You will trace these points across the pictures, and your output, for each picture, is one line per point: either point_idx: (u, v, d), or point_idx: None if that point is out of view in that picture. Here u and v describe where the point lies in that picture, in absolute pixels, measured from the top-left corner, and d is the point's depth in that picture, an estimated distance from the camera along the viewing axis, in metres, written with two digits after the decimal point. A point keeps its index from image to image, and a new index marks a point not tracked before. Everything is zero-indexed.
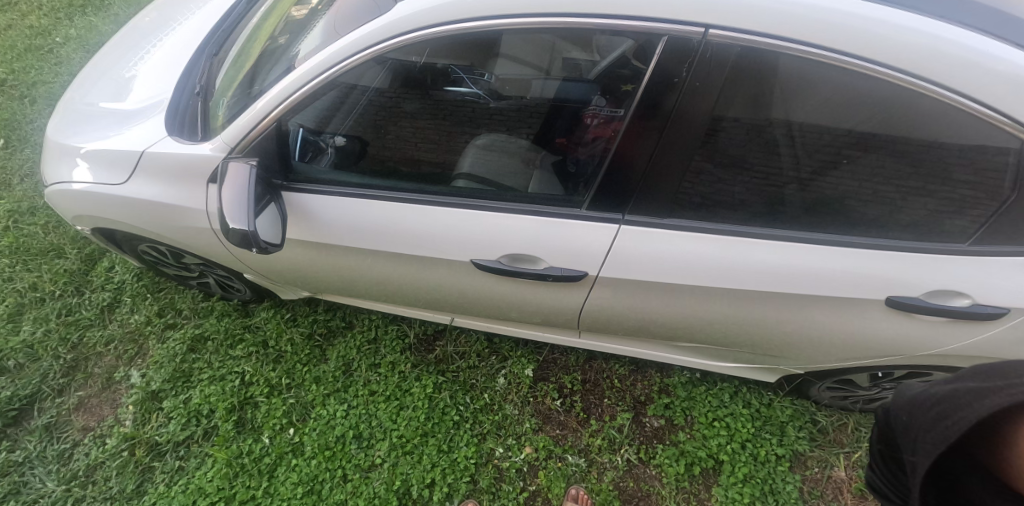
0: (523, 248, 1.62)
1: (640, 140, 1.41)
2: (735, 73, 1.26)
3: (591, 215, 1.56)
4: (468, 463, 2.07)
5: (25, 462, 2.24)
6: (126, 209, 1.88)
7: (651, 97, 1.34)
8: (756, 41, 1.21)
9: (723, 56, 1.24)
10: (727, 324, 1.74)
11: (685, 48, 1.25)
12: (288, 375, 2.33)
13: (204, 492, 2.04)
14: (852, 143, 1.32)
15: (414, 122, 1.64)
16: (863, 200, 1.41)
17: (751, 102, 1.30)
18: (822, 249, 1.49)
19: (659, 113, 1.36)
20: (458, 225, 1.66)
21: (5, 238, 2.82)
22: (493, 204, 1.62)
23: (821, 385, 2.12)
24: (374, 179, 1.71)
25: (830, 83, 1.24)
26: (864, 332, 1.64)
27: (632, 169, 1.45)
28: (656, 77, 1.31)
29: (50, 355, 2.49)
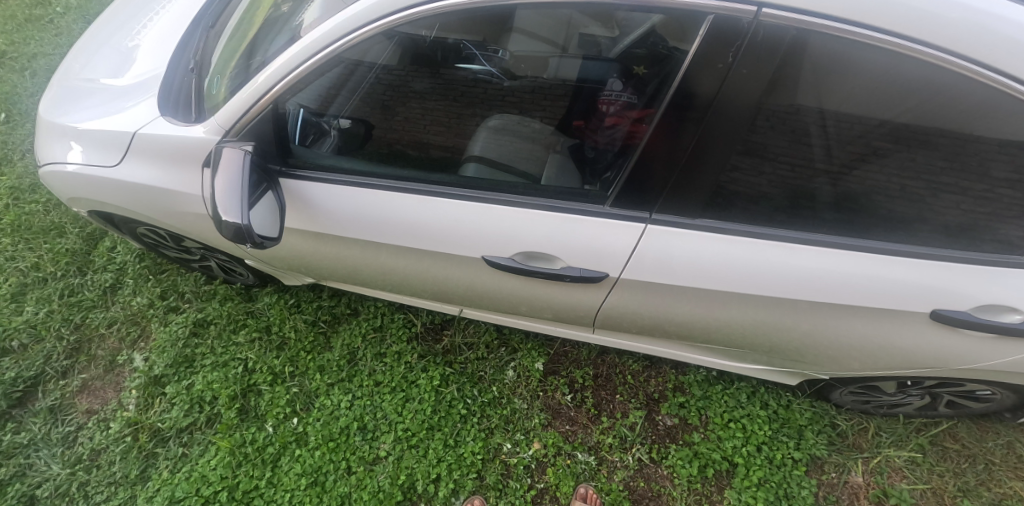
0: (538, 245, 1.52)
1: (668, 133, 1.28)
2: (789, 58, 1.12)
3: (613, 213, 1.45)
4: (475, 459, 2.02)
5: (30, 444, 2.23)
6: (121, 193, 1.80)
7: (688, 85, 1.20)
8: (809, 23, 1.07)
9: (776, 38, 1.10)
10: (751, 329, 1.64)
11: (734, 29, 1.11)
12: (292, 363, 2.28)
13: (207, 481, 2.01)
14: (905, 138, 1.20)
15: (423, 103, 1.52)
16: (891, 196, 1.29)
17: (796, 91, 1.17)
18: (855, 253, 1.38)
19: (694, 103, 1.22)
20: (469, 219, 1.56)
21: (7, 216, 2.78)
22: (505, 198, 1.52)
23: (844, 389, 2.04)
24: (376, 167, 1.61)
25: (891, 72, 1.10)
26: (891, 340, 1.53)
27: (660, 164, 1.33)
28: (695, 62, 1.17)
29: (53, 335, 2.47)
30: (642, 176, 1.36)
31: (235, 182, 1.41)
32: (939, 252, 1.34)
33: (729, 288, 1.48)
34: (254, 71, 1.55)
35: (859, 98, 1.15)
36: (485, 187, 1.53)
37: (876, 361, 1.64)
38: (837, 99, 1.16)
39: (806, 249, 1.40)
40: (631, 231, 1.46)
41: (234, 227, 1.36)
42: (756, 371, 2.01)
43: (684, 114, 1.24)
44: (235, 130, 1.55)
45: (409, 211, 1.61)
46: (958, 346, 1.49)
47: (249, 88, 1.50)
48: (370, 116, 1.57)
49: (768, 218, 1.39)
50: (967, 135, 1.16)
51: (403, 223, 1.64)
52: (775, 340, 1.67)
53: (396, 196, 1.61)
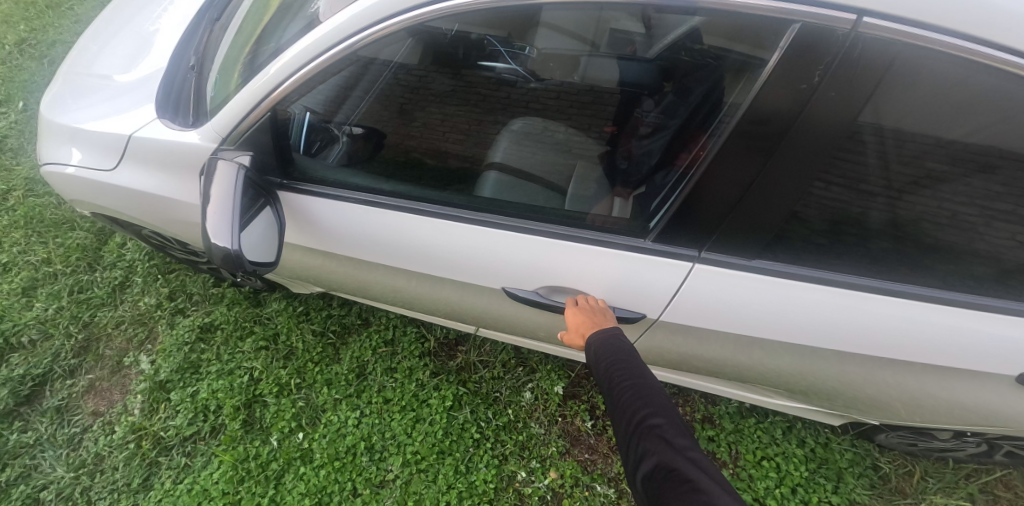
0: (565, 278, 1.38)
1: (731, 161, 1.09)
2: (889, 76, 0.93)
3: (653, 249, 1.29)
4: (487, 487, 1.89)
5: (36, 444, 2.20)
6: (123, 197, 1.72)
7: (764, 106, 1.01)
8: (904, 32, 0.89)
9: (878, 53, 0.91)
10: (799, 372, 1.48)
11: (824, 42, 0.93)
12: (299, 374, 2.19)
13: (210, 495, 1.94)
14: (992, 166, 1.03)
15: (443, 108, 1.40)
16: (939, 224, 1.13)
17: (884, 114, 0.98)
18: (915, 302, 1.23)
19: (768, 127, 1.03)
20: (490, 246, 1.42)
21: (21, 208, 2.82)
22: (530, 227, 1.37)
23: (891, 432, 1.88)
24: (388, 182, 1.49)
25: (993, 95, 0.94)
26: (944, 387, 1.38)
27: (718, 197, 1.15)
28: (773, 78, 0.98)
29: (62, 333, 2.44)
30: (698, 207, 1.17)
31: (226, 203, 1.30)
32: (993, 291, 1.20)
33: (768, 332, 1.34)
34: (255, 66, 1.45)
35: (937, 119, 0.98)
36: (510, 213, 1.38)
37: (919, 409, 1.50)
38: (926, 120, 0.98)
39: (862, 294, 1.24)
40: (676, 275, 1.30)
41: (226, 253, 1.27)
42: (792, 408, 1.85)
43: (755, 140, 1.05)
44: (233, 138, 1.43)
45: (425, 235, 1.47)
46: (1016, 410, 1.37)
47: (247, 90, 1.37)
48: (384, 124, 1.46)
49: (815, 255, 1.23)
50: None
51: (419, 248, 1.51)
52: (813, 382, 1.52)
53: (416, 218, 1.46)
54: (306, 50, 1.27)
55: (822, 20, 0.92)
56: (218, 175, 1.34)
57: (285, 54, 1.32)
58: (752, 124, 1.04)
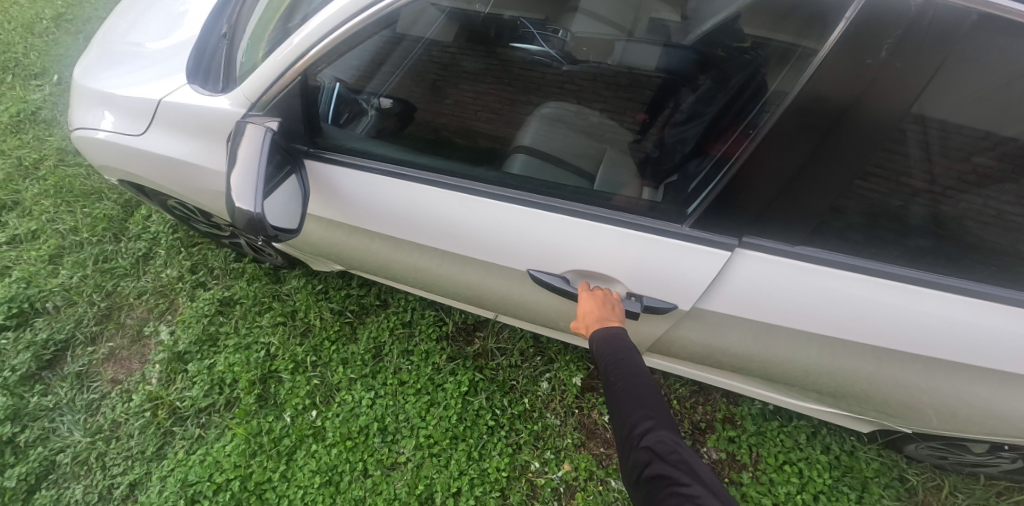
0: (594, 260, 1.34)
1: (782, 142, 1.02)
2: (957, 53, 0.88)
3: (688, 237, 1.24)
4: (500, 475, 1.86)
5: (56, 408, 2.26)
6: (152, 164, 1.73)
7: (826, 82, 0.94)
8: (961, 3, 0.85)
9: (953, 24, 0.85)
10: (830, 371, 1.42)
11: (896, 13, 0.87)
12: (315, 352, 2.18)
13: (221, 467, 1.95)
14: None
15: (475, 87, 1.45)
16: (982, 222, 1.07)
17: (950, 100, 0.93)
18: (946, 293, 1.17)
19: (830, 106, 0.96)
20: (516, 226, 1.38)
21: (52, 177, 2.89)
22: (551, 206, 1.33)
23: (921, 443, 1.80)
24: (419, 152, 1.46)
25: None
26: (976, 392, 1.33)
27: (762, 181, 1.08)
28: (834, 52, 0.92)
29: (85, 300, 2.49)
30: (745, 192, 1.11)
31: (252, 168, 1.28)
32: None
33: (790, 320, 1.28)
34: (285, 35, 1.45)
35: (983, 105, 0.93)
36: (536, 191, 1.35)
37: (946, 415, 1.45)
38: (987, 110, 0.94)
39: (910, 287, 1.17)
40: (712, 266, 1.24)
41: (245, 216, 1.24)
42: (819, 412, 1.77)
43: (814, 120, 0.98)
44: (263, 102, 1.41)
45: (441, 208, 1.45)
46: None
47: (270, 61, 1.38)
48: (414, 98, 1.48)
49: (848, 244, 1.16)
50: None
51: (434, 222, 1.48)
52: (842, 382, 1.45)
53: (432, 190, 1.44)
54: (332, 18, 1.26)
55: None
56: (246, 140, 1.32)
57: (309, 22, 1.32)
58: (811, 102, 0.97)
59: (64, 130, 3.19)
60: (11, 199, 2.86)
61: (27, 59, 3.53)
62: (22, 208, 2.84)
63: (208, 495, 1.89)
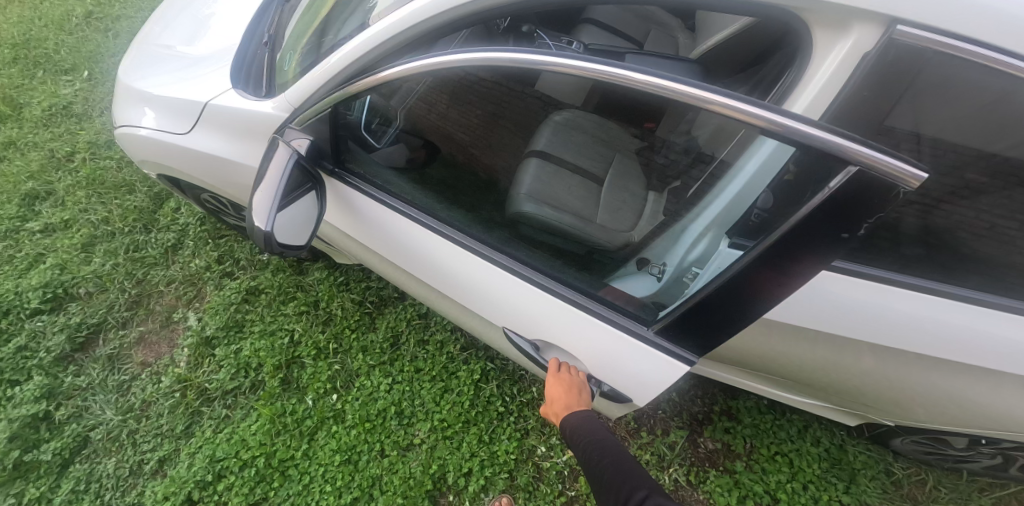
0: (568, 337, 1.50)
1: (754, 284, 1.09)
2: (918, 83, 0.95)
3: (653, 343, 1.36)
4: (508, 458, 1.99)
5: (90, 387, 2.40)
6: (194, 162, 1.88)
7: (796, 240, 0.99)
8: (967, 52, 0.89)
9: (912, 61, 0.92)
10: (818, 365, 1.49)
11: (874, 196, 0.85)
12: (336, 339, 2.32)
13: (247, 445, 2.09)
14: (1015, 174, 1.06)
15: (483, 110, 1.50)
16: (976, 235, 1.15)
17: (917, 123, 1.03)
18: (943, 299, 1.21)
19: (796, 260, 1.02)
20: (507, 289, 1.58)
21: (85, 169, 3.05)
22: (545, 281, 1.51)
23: (907, 438, 1.90)
24: (438, 209, 1.67)
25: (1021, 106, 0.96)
26: (957, 388, 1.38)
27: (734, 311, 1.16)
28: (809, 215, 0.95)
29: (117, 287, 2.63)
30: (723, 308, 1.17)
31: (273, 185, 1.51)
32: (1013, 293, 1.19)
33: (788, 315, 1.34)
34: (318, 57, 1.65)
35: (968, 128, 1.02)
36: (536, 260, 1.54)
37: (929, 407, 1.52)
38: (954, 131, 1.03)
39: (887, 286, 1.23)
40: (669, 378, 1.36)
41: (259, 232, 1.50)
42: (811, 406, 1.88)
43: (780, 267, 1.04)
44: (298, 120, 1.61)
45: (452, 262, 1.68)
46: None
47: (306, 81, 1.59)
48: (426, 117, 1.58)
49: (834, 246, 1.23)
50: None
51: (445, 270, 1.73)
52: (837, 379, 1.53)
53: (447, 247, 1.67)
54: (366, 43, 1.44)
55: (887, 176, 0.82)
56: (275, 157, 1.54)
57: (344, 46, 1.52)
58: (780, 253, 1.02)
59: (94, 124, 3.33)
60: (45, 189, 3.01)
61: (59, 55, 3.68)
62: (55, 198, 3.00)
63: (235, 470, 2.05)
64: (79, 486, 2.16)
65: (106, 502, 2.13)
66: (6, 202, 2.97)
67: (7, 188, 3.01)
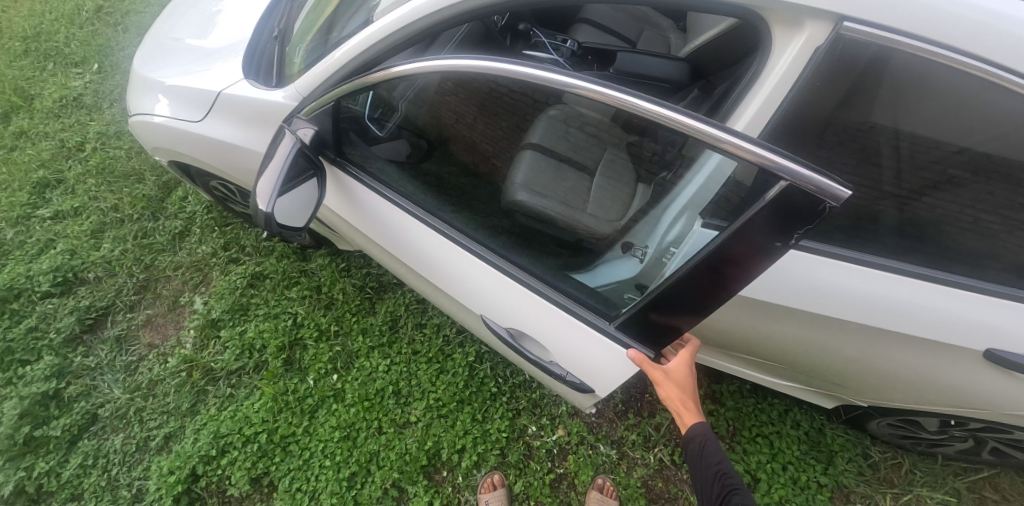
0: (542, 327, 1.62)
1: (699, 283, 1.19)
2: (863, 75, 1.06)
3: (613, 335, 1.48)
4: (500, 436, 2.10)
5: (97, 367, 2.49)
6: (206, 148, 1.98)
7: (732, 244, 1.09)
8: (913, 47, 0.99)
9: (857, 54, 1.02)
10: (792, 345, 1.57)
11: (800, 208, 0.95)
12: (337, 322, 2.42)
13: (250, 421, 2.20)
14: (966, 164, 1.15)
15: (482, 107, 1.58)
16: (961, 227, 1.22)
17: (866, 113, 1.13)
18: (898, 277, 1.30)
19: (733, 265, 1.11)
20: (489, 282, 1.70)
21: (95, 158, 3.15)
22: (525, 278, 1.63)
23: (881, 420, 1.98)
24: (428, 209, 1.79)
25: (964, 98, 1.06)
26: (925, 367, 1.45)
27: (684, 307, 1.26)
28: (747, 221, 1.05)
29: (125, 272, 2.73)
30: (672, 307, 1.27)
31: (275, 171, 1.61)
32: (969, 272, 1.27)
33: (761, 296, 1.42)
34: (325, 52, 1.73)
35: (918, 118, 1.11)
36: (519, 257, 1.66)
37: (902, 387, 1.58)
38: (907, 120, 1.12)
39: (848, 265, 1.31)
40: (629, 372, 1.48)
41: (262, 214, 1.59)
42: (790, 388, 1.97)
43: (719, 271, 1.14)
44: (302, 114, 1.69)
45: (441, 257, 1.81)
46: (1006, 391, 1.41)
47: (310, 74, 1.69)
48: (427, 109, 1.67)
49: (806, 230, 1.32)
50: None
51: (434, 264, 1.86)
52: (814, 359, 1.61)
53: (437, 243, 1.79)
54: (368, 38, 1.54)
55: (811, 190, 0.91)
56: (280, 145, 1.65)
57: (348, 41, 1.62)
58: (718, 257, 1.13)
59: (103, 115, 3.42)
60: (55, 178, 3.11)
61: (68, 48, 3.78)
62: (65, 185, 3.10)
63: (238, 445, 2.16)
64: (86, 461, 2.24)
65: (113, 476, 2.21)
66: (18, 189, 3.07)
67: (18, 177, 3.11)
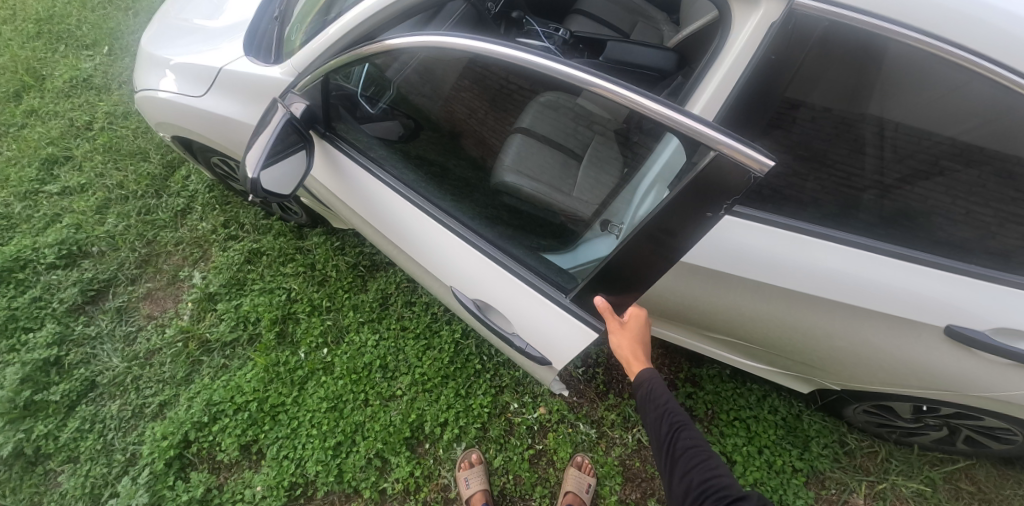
0: (508, 302, 1.68)
1: (640, 256, 1.24)
2: (819, 52, 1.16)
3: (567, 308, 1.52)
4: (483, 411, 2.18)
5: (98, 336, 2.56)
6: (208, 123, 2.05)
7: (668, 215, 1.13)
8: (864, 21, 1.10)
9: (810, 29, 1.13)
10: (765, 322, 1.62)
11: (725, 178, 1.00)
12: (330, 298, 2.50)
13: (242, 391, 2.28)
14: (954, 153, 1.22)
15: (473, 90, 1.65)
16: (953, 219, 1.29)
17: (823, 92, 1.22)
18: (858, 251, 1.37)
19: (671, 237, 1.15)
20: (464, 258, 1.76)
21: (103, 137, 3.24)
22: (497, 253, 1.69)
23: (857, 407, 2.01)
24: (414, 190, 1.86)
25: (924, 79, 1.15)
26: (892, 345, 1.50)
27: (629, 280, 1.30)
28: (681, 194, 1.09)
29: (128, 247, 2.80)
30: (620, 279, 1.32)
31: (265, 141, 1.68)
32: (948, 253, 1.33)
33: (727, 269, 1.48)
34: (321, 29, 1.79)
35: (884, 100, 1.20)
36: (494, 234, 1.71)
37: (871, 368, 1.63)
38: (874, 103, 1.21)
39: (812, 237, 1.39)
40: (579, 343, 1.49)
41: (250, 180, 1.69)
42: (769, 373, 2.01)
43: (658, 242, 1.18)
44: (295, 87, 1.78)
45: (422, 231, 1.87)
46: (970, 369, 1.46)
47: (306, 48, 1.76)
48: (419, 89, 1.73)
49: (793, 210, 1.40)
50: (1011, 158, 1.18)
51: (417, 238, 1.92)
52: (786, 339, 1.66)
53: (418, 218, 1.86)
54: (361, 14, 1.62)
55: (738, 158, 0.96)
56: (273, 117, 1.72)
57: (343, 17, 1.68)
58: (657, 227, 1.17)
59: (112, 96, 3.52)
60: (64, 155, 3.20)
61: (80, 31, 3.88)
62: (73, 162, 3.19)
63: (230, 413, 2.24)
64: (83, 426, 2.32)
65: (108, 440, 2.29)
66: (27, 164, 3.17)
67: (28, 153, 3.21)
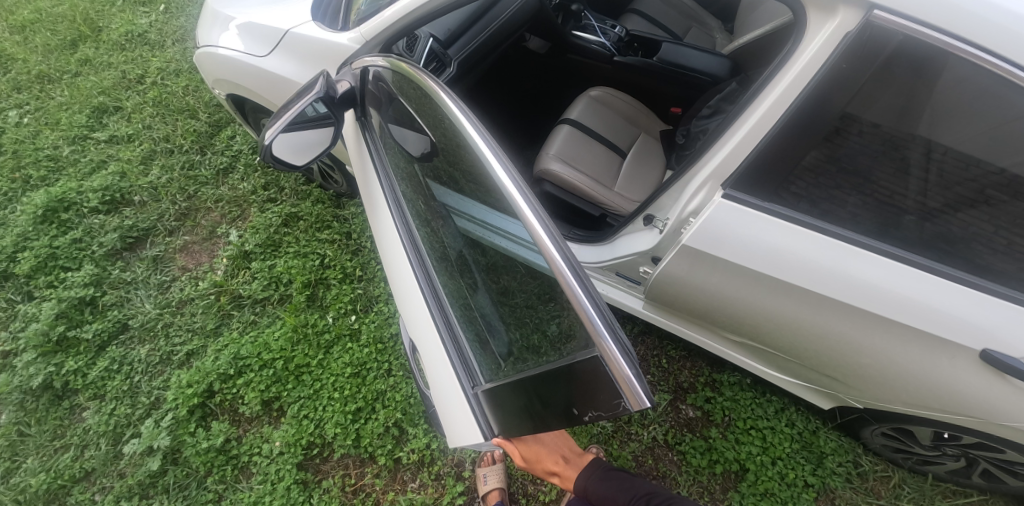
0: (427, 357, 1.56)
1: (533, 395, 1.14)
2: (887, 67, 1.18)
3: (470, 401, 1.37)
4: None
5: (133, 282, 2.63)
6: (267, 83, 2.11)
7: (549, 382, 1.06)
8: (934, 38, 1.11)
9: (883, 42, 1.14)
10: (794, 330, 1.63)
11: (600, 384, 0.91)
12: (362, 268, 2.61)
13: (269, 348, 2.34)
14: (1001, 184, 1.21)
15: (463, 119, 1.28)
16: (993, 249, 1.30)
17: (883, 108, 1.23)
18: (904, 267, 1.38)
19: (554, 404, 1.08)
20: (406, 300, 1.67)
21: (154, 91, 3.33)
22: (440, 316, 1.51)
23: (875, 429, 2.01)
24: (408, 218, 1.72)
25: (985, 102, 1.15)
26: (921, 365, 1.50)
27: (520, 407, 1.20)
28: (568, 369, 0.99)
29: (168, 199, 2.88)
30: (518, 402, 1.21)
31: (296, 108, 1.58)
32: (989, 280, 1.33)
33: (764, 271, 1.48)
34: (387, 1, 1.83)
35: (943, 120, 1.20)
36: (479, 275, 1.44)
37: (896, 390, 1.63)
38: (933, 125, 1.21)
39: (857, 249, 1.39)
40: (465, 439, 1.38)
41: (265, 144, 1.58)
42: (790, 385, 2.01)
43: (542, 400, 1.11)
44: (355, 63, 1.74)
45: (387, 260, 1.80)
46: (996, 399, 1.46)
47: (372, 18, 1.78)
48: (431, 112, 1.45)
49: (834, 223, 1.40)
50: None
51: (389, 269, 1.81)
52: (813, 349, 1.68)
53: (388, 254, 1.78)
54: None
55: (615, 380, 0.85)
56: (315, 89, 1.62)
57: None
58: (545, 386, 1.09)
59: (165, 53, 3.61)
60: (114, 105, 3.29)
61: None
62: (122, 112, 3.27)
63: (255, 368, 2.29)
64: (112, 366, 2.37)
65: (135, 383, 2.34)
66: (78, 111, 3.26)
67: (80, 100, 3.30)
